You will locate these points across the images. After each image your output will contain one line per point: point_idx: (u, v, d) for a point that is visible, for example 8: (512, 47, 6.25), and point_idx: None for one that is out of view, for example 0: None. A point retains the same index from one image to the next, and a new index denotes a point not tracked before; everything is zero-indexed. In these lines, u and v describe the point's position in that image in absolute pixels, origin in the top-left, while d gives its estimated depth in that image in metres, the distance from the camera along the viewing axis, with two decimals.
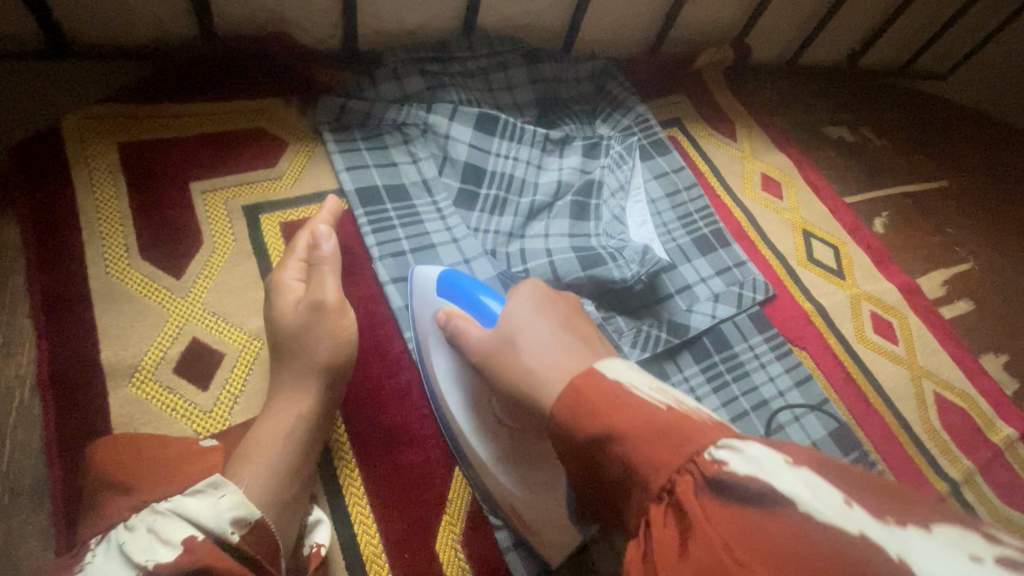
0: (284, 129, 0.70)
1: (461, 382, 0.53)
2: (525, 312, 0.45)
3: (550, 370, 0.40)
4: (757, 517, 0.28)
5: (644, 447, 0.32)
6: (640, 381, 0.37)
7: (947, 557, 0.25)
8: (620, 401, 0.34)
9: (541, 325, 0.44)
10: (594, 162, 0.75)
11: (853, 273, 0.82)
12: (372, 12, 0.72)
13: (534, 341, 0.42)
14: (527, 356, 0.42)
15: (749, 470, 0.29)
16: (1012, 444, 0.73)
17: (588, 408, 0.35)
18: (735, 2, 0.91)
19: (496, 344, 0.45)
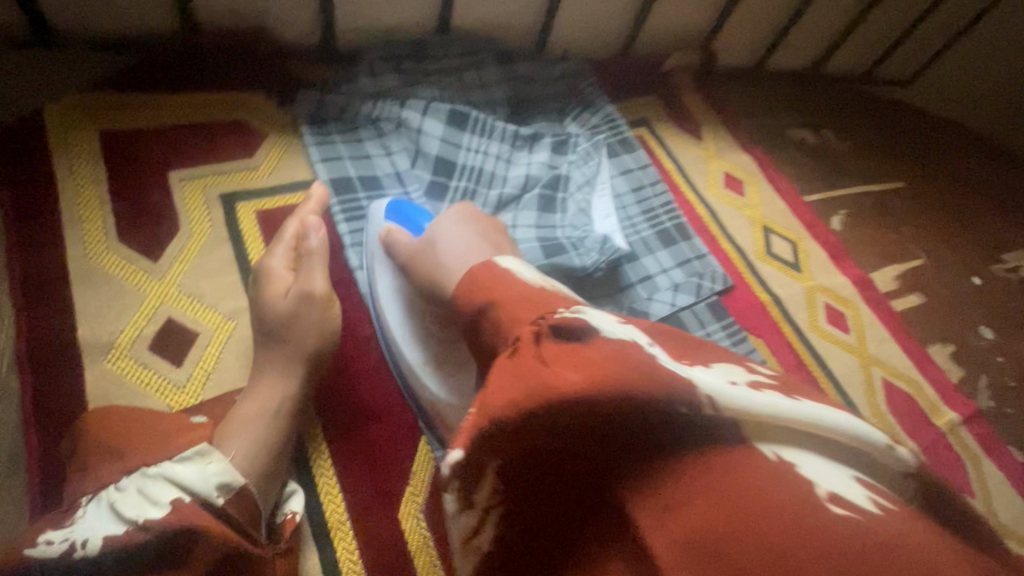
0: (262, 122, 0.72)
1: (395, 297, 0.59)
2: (447, 226, 0.53)
3: (457, 262, 0.49)
4: (577, 348, 0.33)
5: (512, 309, 0.38)
6: (527, 270, 0.43)
7: (706, 373, 0.34)
8: (503, 276, 0.41)
9: (459, 234, 0.52)
10: (562, 157, 0.79)
11: (810, 267, 0.87)
12: (350, 12, 0.75)
13: (450, 241, 0.51)
14: (442, 251, 0.51)
15: (579, 316, 0.36)
16: (955, 427, 0.77)
17: (476, 279, 0.41)
18: (701, 9, 0.95)
19: (419, 247, 0.53)
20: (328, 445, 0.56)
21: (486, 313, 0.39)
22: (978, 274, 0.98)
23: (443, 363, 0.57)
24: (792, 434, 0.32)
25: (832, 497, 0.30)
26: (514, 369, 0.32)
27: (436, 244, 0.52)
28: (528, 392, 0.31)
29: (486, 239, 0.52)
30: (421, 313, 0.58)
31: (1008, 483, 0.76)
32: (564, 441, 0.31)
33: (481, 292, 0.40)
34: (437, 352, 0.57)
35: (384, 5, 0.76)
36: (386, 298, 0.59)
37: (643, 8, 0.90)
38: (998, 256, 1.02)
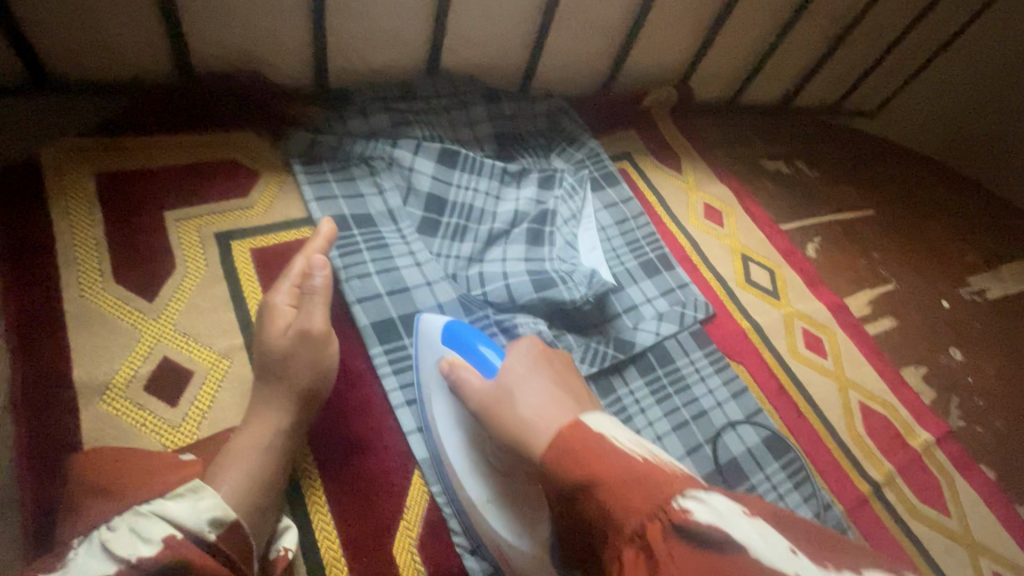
0: (256, 161, 0.74)
1: (460, 427, 0.58)
2: (525, 366, 0.54)
3: (542, 419, 0.48)
4: (716, 560, 0.34)
5: (619, 499, 0.39)
6: (620, 435, 0.45)
7: None
8: (597, 448, 0.43)
9: (537, 380, 0.53)
10: (549, 193, 0.81)
11: (787, 294, 0.90)
12: (342, 54, 0.78)
13: (528, 396, 0.51)
14: (523, 411, 0.49)
15: (711, 518, 0.36)
16: (930, 448, 0.80)
17: (573, 456, 0.43)
18: (676, 49, 1.01)
19: (494, 396, 0.52)
20: (321, 482, 0.57)
21: (587, 492, 0.41)
22: (945, 297, 1.02)
23: (510, 504, 0.56)
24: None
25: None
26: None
27: (515, 399, 0.51)
28: None
29: (563, 390, 0.52)
30: (485, 447, 0.57)
31: (982, 501, 0.78)
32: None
33: (578, 466, 0.42)
34: (501, 488, 0.56)
35: (377, 48, 0.80)
36: (447, 426, 0.58)
37: (622, 49, 0.95)
38: (963, 279, 1.07)
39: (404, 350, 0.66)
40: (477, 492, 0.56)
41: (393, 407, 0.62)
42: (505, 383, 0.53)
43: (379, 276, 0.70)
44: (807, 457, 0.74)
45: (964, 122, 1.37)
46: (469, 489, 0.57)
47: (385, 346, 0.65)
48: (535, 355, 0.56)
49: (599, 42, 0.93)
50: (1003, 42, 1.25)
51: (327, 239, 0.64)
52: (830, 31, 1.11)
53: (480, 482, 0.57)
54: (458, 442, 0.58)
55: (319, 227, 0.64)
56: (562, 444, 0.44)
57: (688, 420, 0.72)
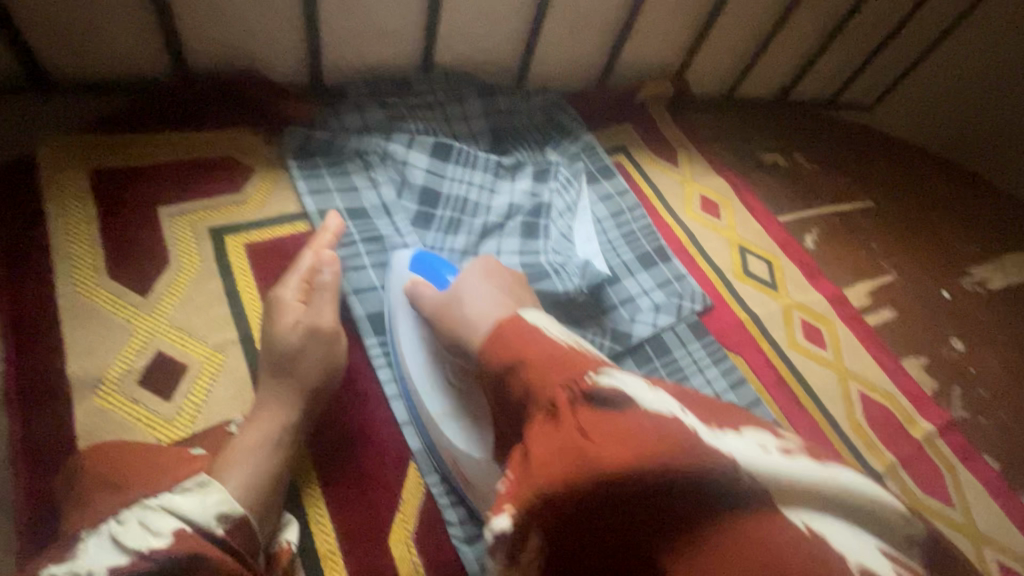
0: (251, 157, 0.75)
1: (420, 343, 0.61)
2: (474, 278, 0.57)
3: (483, 317, 0.51)
4: (614, 417, 0.38)
5: (540, 373, 0.42)
6: (554, 327, 0.48)
7: (747, 446, 0.37)
8: (527, 332, 0.46)
9: (485, 289, 0.55)
10: (544, 186, 0.81)
11: (786, 285, 0.90)
12: (335, 50, 0.78)
13: (476, 299, 0.54)
14: (468, 312, 0.53)
15: (616, 385, 0.40)
16: (931, 438, 0.80)
17: (504, 340, 0.46)
18: (672, 42, 1.00)
19: (444, 303, 0.56)
20: (317, 474, 0.56)
21: (516, 369, 0.43)
22: (946, 288, 1.02)
23: (465, 416, 0.58)
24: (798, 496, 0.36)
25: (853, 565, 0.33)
26: (558, 434, 0.38)
27: (462, 302, 0.54)
28: (575, 469, 0.35)
29: (510, 296, 0.55)
30: (443, 362, 0.60)
31: (985, 492, 0.77)
32: (602, 507, 0.35)
33: (508, 348, 0.45)
34: (457, 400, 0.58)
35: (371, 44, 0.80)
36: (409, 342, 0.61)
37: (617, 43, 0.95)
38: (964, 270, 1.06)
39: None
40: (434, 406, 0.58)
41: (389, 399, 0.62)
42: (455, 292, 0.56)
43: (374, 269, 0.69)
44: (784, 418, 0.75)
45: (966, 113, 1.36)
46: (426, 402, 0.59)
47: (381, 338, 0.65)
48: (489, 271, 0.59)
49: (593, 36, 0.93)
50: (1003, 32, 1.24)
51: (334, 234, 0.65)
52: (826, 23, 1.10)
53: (436, 396, 0.59)
54: (418, 360, 0.60)
55: (328, 222, 0.65)
56: (497, 329, 0.47)
57: None
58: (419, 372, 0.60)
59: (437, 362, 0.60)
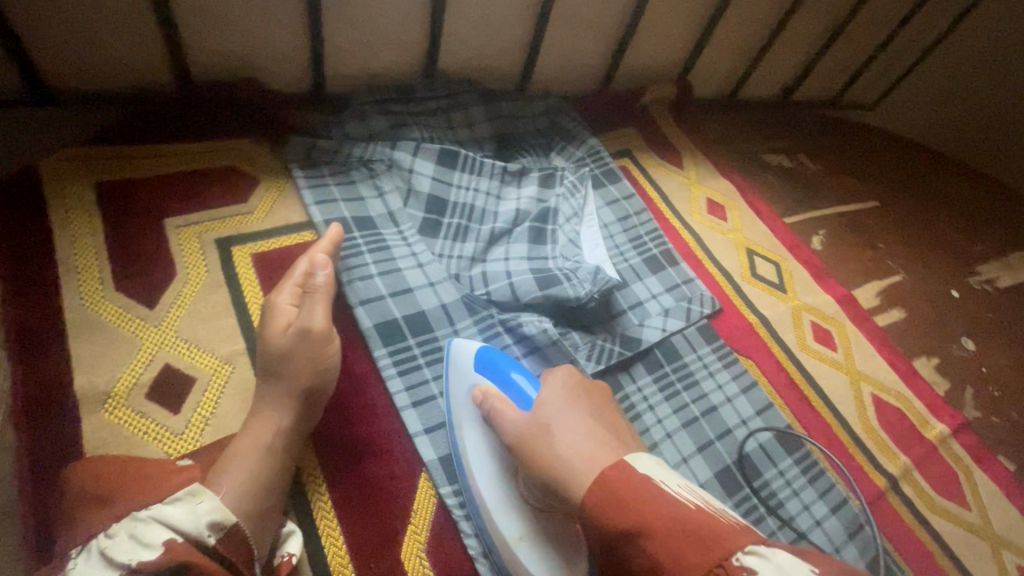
0: (256, 167, 0.74)
1: (491, 457, 0.58)
2: (558, 401, 0.54)
3: (583, 458, 0.48)
4: None
5: (672, 546, 0.39)
6: (661, 474, 0.45)
7: None
8: (641, 489, 0.43)
9: (573, 415, 0.52)
10: (550, 191, 0.81)
11: (794, 287, 0.89)
12: (338, 58, 0.78)
13: (566, 431, 0.50)
14: (560, 446, 0.49)
15: (769, 571, 0.37)
16: (945, 439, 0.79)
17: (618, 500, 0.43)
18: (674, 45, 1.00)
19: (532, 428, 0.52)
20: (332, 488, 0.56)
21: (639, 535, 0.41)
22: (955, 287, 1.01)
23: (545, 540, 0.55)
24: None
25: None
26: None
27: (552, 433, 0.50)
28: None
29: (599, 428, 0.52)
30: (519, 482, 0.56)
31: (1001, 493, 0.76)
32: None
33: (628, 512, 0.42)
34: (535, 523, 0.55)
35: (375, 51, 0.80)
36: (478, 457, 0.57)
37: (620, 46, 0.95)
38: (972, 269, 1.05)
39: (408, 350, 0.65)
40: (508, 527, 0.55)
41: (399, 409, 0.61)
42: (543, 422, 0.52)
43: (382, 277, 0.69)
44: (819, 448, 0.72)
45: (968, 111, 1.36)
46: (500, 524, 0.55)
47: (389, 346, 0.64)
48: (570, 393, 0.55)
49: (596, 40, 0.93)
50: (1004, 30, 1.24)
51: (332, 241, 0.64)
52: (829, 23, 1.10)
53: (512, 516, 0.55)
54: (487, 474, 0.57)
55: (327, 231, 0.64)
56: (611, 483, 0.44)
57: (697, 416, 0.70)
58: (489, 492, 0.56)
59: (510, 477, 0.57)
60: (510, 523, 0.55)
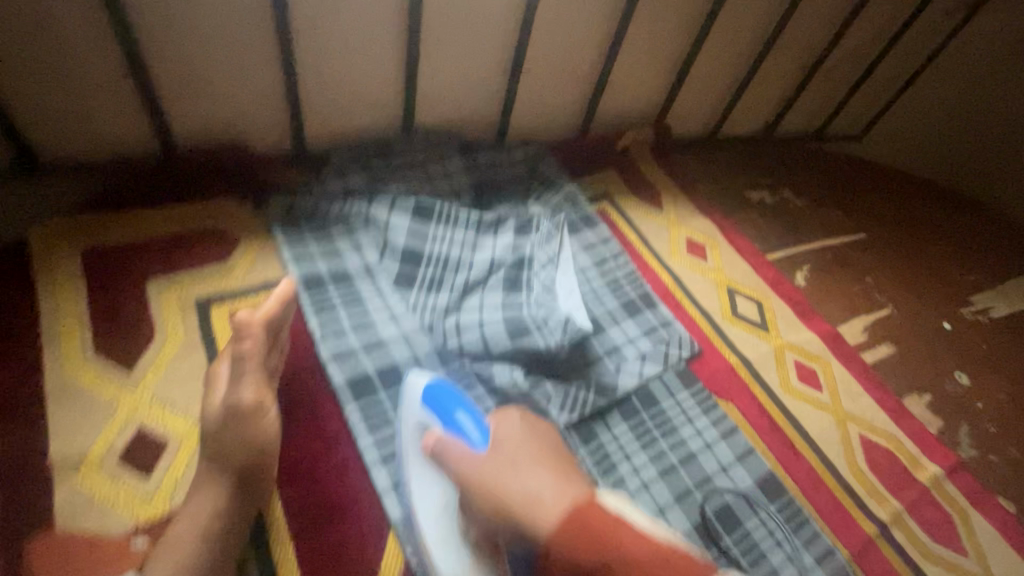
0: (238, 226, 0.77)
1: (439, 484, 0.58)
2: (516, 433, 0.55)
3: (542, 500, 0.48)
4: None
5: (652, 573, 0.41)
6: (628, 510, 0.48)
7: None
8: (612, 520, 0.45)
9: (530, 448, 0.54)
10: (526, 239, 0.81)
11: (777, 325, 0.89)
12: (318, 119, 0.82)
13: (525, 471, 0.51)
14: (517, 490, 0.50)
15: None
16: (939, 481, 0.77)
17: (590, 534, 0.43)
18: (649, 89, 1.03)
19: (488, 468, 0.52)
20: (280, 496, 0.58)
21: (589, 540, 0.43)
22: (947, 319, 0.99)
23: None
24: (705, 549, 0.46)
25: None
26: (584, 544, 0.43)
27: (514, 470, 0.51)
28: None
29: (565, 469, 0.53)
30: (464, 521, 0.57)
31: (1001, 538, 0.74)
32: None
33: (576, 542, 0.43)
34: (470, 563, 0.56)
35: (353, 112, 0.83)
36: (425, 493, 0.58)
37: (595, 94, 0.97)
38: (965, 299, 1.04)
39: (380, 406, 0.66)
40: (427, 508, 0.58)
41: (368, 467, 0.62)
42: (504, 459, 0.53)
43: (355, 332, 0.70)
44: (804, 498, 0.71)
45: (957, 139, 1.36)
46: (437, 565, 0.55)
47: (360, 402, 0.65)
48: (532, 428, 0.56)
49: (571, 90, 0.96)
50: (985, 60, 1.25)
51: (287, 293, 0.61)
52: (803, 62, 1.13)
53: (434, 495, 0.58)
54: (434, 509, 0.57)
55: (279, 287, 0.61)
56: (580, 524, 0.44)
57: (675, 464, 0.70)
58: (428, 527, 0.57)
59: (443, 468, 0.59)
60: (429, 504, 0.58)
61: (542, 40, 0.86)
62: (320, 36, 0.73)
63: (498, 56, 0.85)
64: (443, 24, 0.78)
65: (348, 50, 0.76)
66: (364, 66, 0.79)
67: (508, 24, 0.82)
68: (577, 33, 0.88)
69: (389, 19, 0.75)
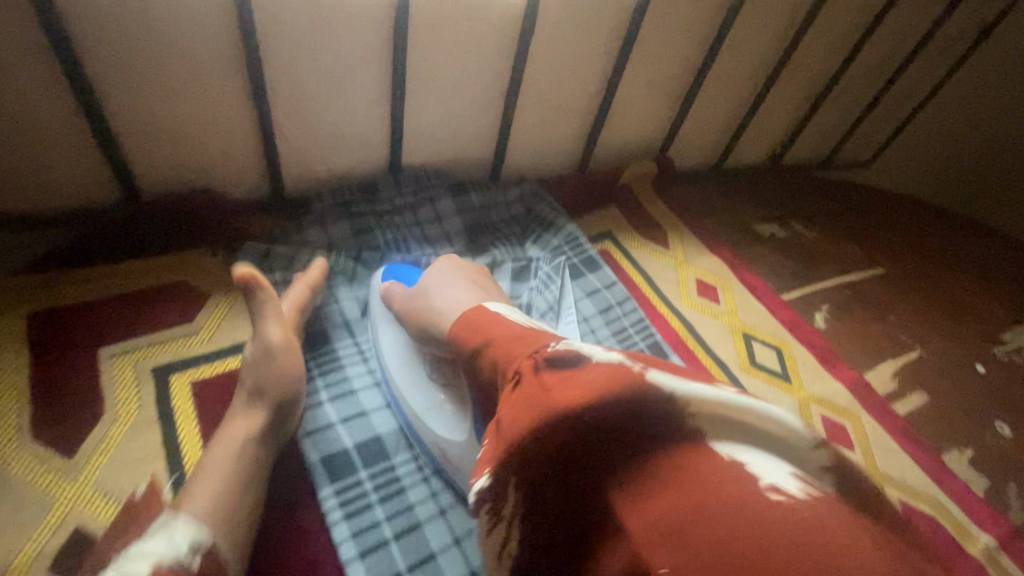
0: (207, 281, 0.70)
1: (404, 356, 0.64)
2: (441, 268, 0.63)
3: (451, 304, 0.56)
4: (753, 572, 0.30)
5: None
6: (516, 314, 0.52)
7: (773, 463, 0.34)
8: (493, 319, 0.49)
9: (450, 275, 0.62)
10: (523, 285, 0.80)
11: (799, 374, 0.81)
12: (297, 161, 0.76)
13: (443, 290, 0.59)
14: (435, 297, 0.58)
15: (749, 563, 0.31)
16: (993, 554, 0.68)
17: (469, 326, 0.49)
18: (652, 121, 0.97)
19: (412, 294, 0.62)
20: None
21: (483, 350, 0.46)
22: (980, 361, 0.92)
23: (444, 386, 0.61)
24: (723, 420, 0.36)
25: (775, 486, 0.33)
26: (526, 393, 0.39)
27: (430, 291, 0.59)
28: None
29: (477, 288, 0.60)
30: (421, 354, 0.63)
31: None
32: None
33: (474, 333, 0.48)
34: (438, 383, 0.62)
35: (335, 152, 0.77)
36: (387, 348, 0.65)
37: (594, 128, 0.92)
38: (997, 337, 0.97)
39: (358, 487, 0.57)
40: (421, 401, 0.61)
41: (344, 563, 0.52)
42: (426, 287, 0.61)
43: (332, 401, 0.63)
44: None
45: (966, 162, 1.32)
46: (407, 399, 0.61)
47: (337, 485, 0.57)
48: (449, 264, 0.64)
49: (568, 123, 0.90)
50: (998, 83, 1.20)
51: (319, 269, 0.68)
52: (810, 89, 1.08)
53: (422, 392, 0.61)
54: (398, 371, 0.63)
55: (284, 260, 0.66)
56: (464, 319, 0.50)
57: None
58: (399, 384, 0.62)
59: (417, 361, 0.63)
60: (422, 398, 0.61)
61: (537, 74, 0.81)
62: (296, 75, 0.68)
63: (490, 90, 0.80)
64: (430, 59, 0.73)
65: (327, 88, 0.70)
66: (346, 105, 0.73)
67: (500, 58, 0.76)
68: (574, 65, 0.82)
69: (372, 56, 0.69)
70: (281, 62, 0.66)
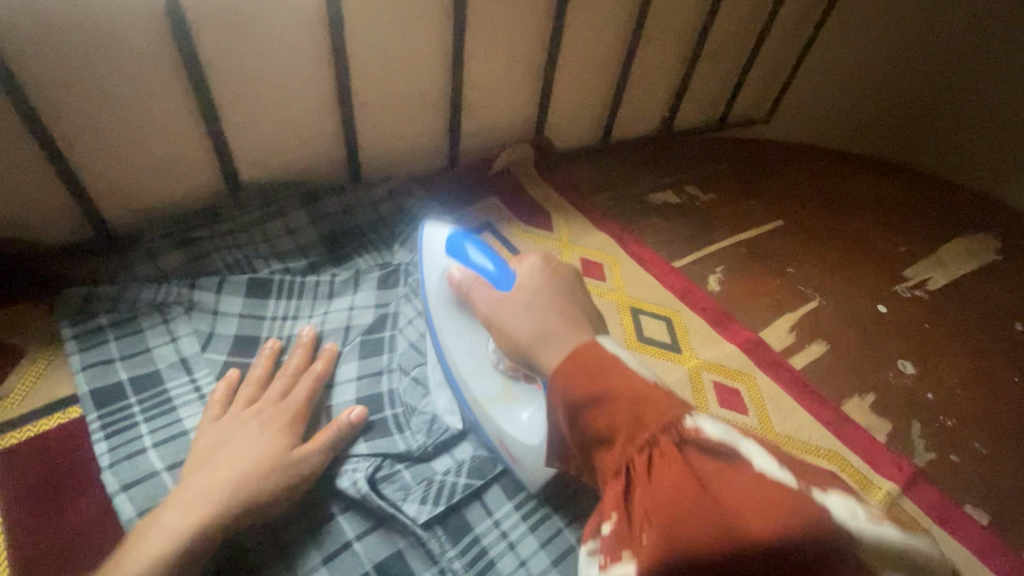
0: (23, 337, 0.64)
1: (473, 344, 0.62)
2: (539, 272, 0.54)
3: (533, 336, 0.49)
4: None
5: None
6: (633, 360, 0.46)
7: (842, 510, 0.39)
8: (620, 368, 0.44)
9: (528, 291, 0.52)
10: (390, 292, 0.74)
11: (690, 342, 0.78)
12: (113, 195, 0.70)
13: (521, 314, 0.51)
14: (520, 322, 0.51)
15: None
16: (896, 500, 0.65)
17: (591, 371, 0.44)
18: (516, 103, 0.93)
19: (494, 307, 0.54)
20: None
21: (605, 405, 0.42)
22: (881, 302, 0.90)
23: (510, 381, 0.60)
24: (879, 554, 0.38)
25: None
26: (666, 468, 0.38)
27: (511, 311, 0.52)
28: None
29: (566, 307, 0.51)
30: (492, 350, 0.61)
31: (973, 555, 0.62)
32: None
33: (597, 382, 0.43)
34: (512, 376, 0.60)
35: (158, 180, 0.71)
36: (455, 343, 0.62)
37: (453, 119, 0.87)
38: (898, 275, 0.96)
39: None
40: (482, 392, 0.60)
41: None
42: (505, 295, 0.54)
43: (159, 448, 0.57)
44: None
45: (891, 96, 1.32)
46: (471, 390, 0.61)
47: None
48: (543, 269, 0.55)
49: (424, 117, 0.85)
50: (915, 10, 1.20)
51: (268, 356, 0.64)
52: (684, 50, 1.05)
53: (487, 383, 0.60)
54: (462, 356, 0.62)
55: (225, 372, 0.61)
56: (576, 357, 0.45)
57: (574, 545, 0.56)
58: (462, 365, 0.62)
59: (488, 347, 0.62)
60: (487, 387, 0.60)
61: (370, 67, 0.76)
62: (76, 105, 0.62)
63: (319, 90, 0.74)
64: (236, 62, 0.67)
65: (122, 113, 0.64)
66: (154, 125, 0.67)
67: (319, 54, 0.71)
68: (410, 57, 0.78)
69: (163, 67, 0.63)
70: (52, 87, 0.59)
